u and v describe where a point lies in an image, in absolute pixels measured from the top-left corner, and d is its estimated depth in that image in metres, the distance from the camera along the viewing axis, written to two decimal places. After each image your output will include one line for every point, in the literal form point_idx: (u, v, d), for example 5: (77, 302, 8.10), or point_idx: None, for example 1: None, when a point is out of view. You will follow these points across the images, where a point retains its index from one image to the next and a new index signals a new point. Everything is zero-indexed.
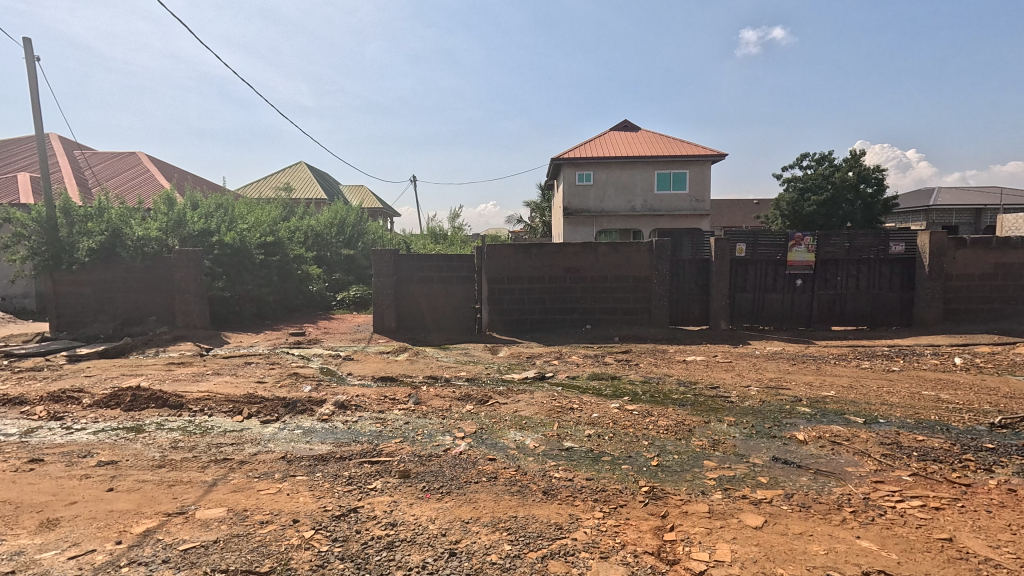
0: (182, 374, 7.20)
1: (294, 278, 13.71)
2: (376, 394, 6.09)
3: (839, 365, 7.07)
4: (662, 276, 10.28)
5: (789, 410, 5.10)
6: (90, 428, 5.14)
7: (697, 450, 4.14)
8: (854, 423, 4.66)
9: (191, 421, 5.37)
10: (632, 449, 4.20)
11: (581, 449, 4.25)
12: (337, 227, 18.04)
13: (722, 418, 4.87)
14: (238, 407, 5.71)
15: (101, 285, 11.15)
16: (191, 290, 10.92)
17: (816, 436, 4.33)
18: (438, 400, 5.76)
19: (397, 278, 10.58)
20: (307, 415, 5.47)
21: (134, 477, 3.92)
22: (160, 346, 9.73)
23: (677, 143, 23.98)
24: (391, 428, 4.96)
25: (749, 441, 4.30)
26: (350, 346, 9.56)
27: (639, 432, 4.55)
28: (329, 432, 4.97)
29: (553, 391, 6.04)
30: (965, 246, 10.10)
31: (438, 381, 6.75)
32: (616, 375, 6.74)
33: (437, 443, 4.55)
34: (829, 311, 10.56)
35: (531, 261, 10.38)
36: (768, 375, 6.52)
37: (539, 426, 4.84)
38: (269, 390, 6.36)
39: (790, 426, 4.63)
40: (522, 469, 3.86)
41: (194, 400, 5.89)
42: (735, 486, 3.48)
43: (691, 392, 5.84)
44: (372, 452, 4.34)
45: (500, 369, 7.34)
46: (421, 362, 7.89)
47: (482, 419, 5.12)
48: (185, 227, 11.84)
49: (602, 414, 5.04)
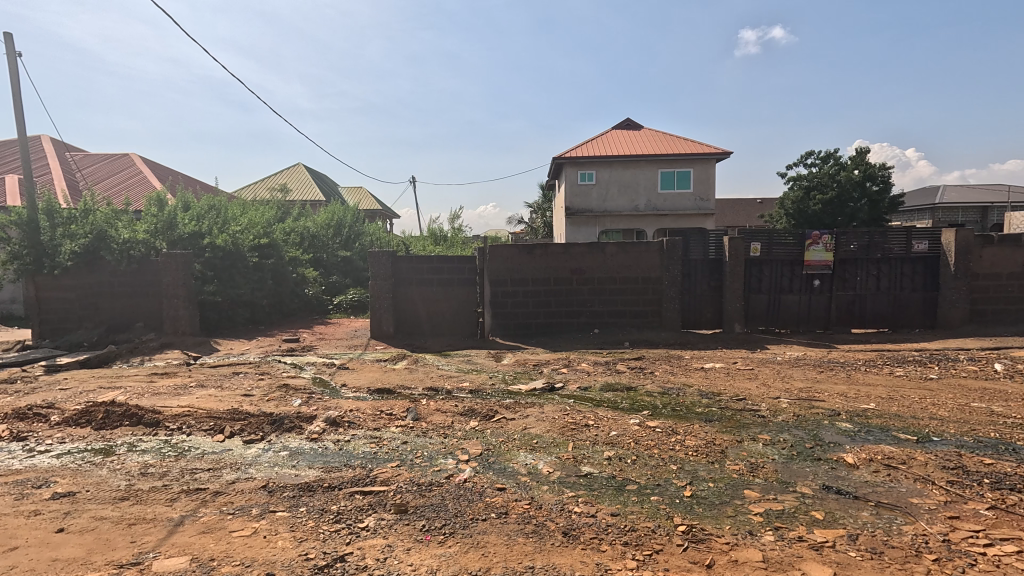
0: (164, 386, 6.68)
1: (289, 281, 13.18)
2: (371, 408, 5.58)
3: (871, 373, 6.54)
4: (673, 277, 9.77)
5: (828, 426, 4.59)
6: (55, 451, 4.65)
7: (734, 476, 3.64)
8: (905, 442, 4.17)
9: (167, 441, 4.88)
10: (659, 476, 3.69)
11: (602, 476, 3.74)
12: (335, 228, 17.54)
13: (756, 436, 4.37)
14: (220, 425, 5.21)
15: (86, 290, 10.65)
16: (179, 296, 10.40)
17: (867, 459, 3.84)
18: (439, 416, 5.25)
19: (395, 281, 10.07)
20: (296, 433, 4.98)
21: (91, 514, 3.42)
22: (146, 354, 9.23)
23: (681, 142, 23.47)
24: (387, 450, 4.46)
25: (791, 465, 3.81)
26: (346, 354, 9.03)
27: (665, 455, 4.04)
28: (317, 454, 4.47)
29: (564, 404, 5.52)
30: (992, 244, 9.63)
31: (438, 394, 6.23)
32: (631, 386, 6.20)
33: (438, 468, 4.05)
34: (849, 313, 10.05)
35: (536, 262, 9.88)
36: (797, 385, 5.99)
37: (552, 447, 4.33)
38: (255, 404, 5.84)
39: (835, 446, 4.13)
40: (537, 503, 3.36)
41: (172, 416, 5.38)
42: (787, 525, 2.97)
43: (715, 405, 5.32)
44: (365, 480, 3.84)
45: (505, 379, 6.80)
46: (420, 372, 7.38)
47: (488, 438, 4.61)
48: (174, 229, 11.37)
49: (621, 432, 4.54)
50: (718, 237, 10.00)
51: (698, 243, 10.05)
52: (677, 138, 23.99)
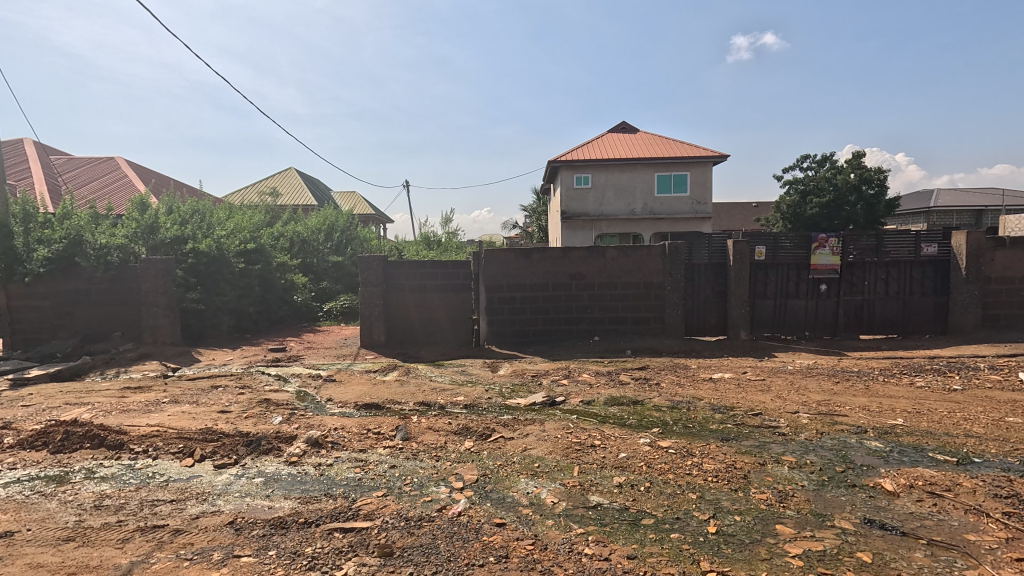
0: (134, 402, 6.19)
1: (277, 288, 12.69)
2: (357, 427, 5.12)
3: (891, 384, 6.17)
4: (675, 282, 9.41)
5: (858, 446, 4.19)
6: (2, 479, 4.19)
7: (761, 507, 3.23)
8: (944, 465, 3.78)
9: (130, 467, 4.43)
10: (677, 508, 3.28)
11: (613, 507, 3.32)
12: (325, 233, 17.03)
13: (779, 458, 3.97)
14: (190, 446, 4.75)
15: (62, 298, 10.16)
16: (159, 304, 9.93)
17: (907, 485, 3.44)
18: (431, 435, 4.82)
19: (385, 287, 9.63)
20: (273, 456, 4.53)
21: (27, 560, 2.97)
22: (122, 366, 8.74)
23: (678, 145, 23.17)
24: (373, 476, 4.03)
25: (822, 493, 3.41)
26: (334, 365, 8.56)
27: (682, 481, 3.63)
28: (295, 481, 4.03)
29: (566, 422, 5.08)
30: (1004, 247, 9.35)
31: (430, 409, 5.78)
32: (637, 400, 5.77)
33: (428, 498, 3.62)
34: (857, 318, 9.71)
35: (534, 267, 9.47)
36: (815, 398, 5.59)
37: (555, 472, 3.91)
38: (231, 422, 5.37)
39: (869, 469, 3.73)
40: (541, 543, 2.94)
41: (138, 437, 4.92)
42: (833, 571, 2.58)
43: (730, 422, 4.91)
44: (346, 513, 3.40)
45: (502, 393, 6.35)
46: (411, 384, 6.91)
47: (485, 461, 4.19)
48: (156, 235, 10.82)
49: (631, 454, 4.12)
50: (722, 241, 9.63)
51: (702, 246, 9.68)
52: (674, 141, 23.70)
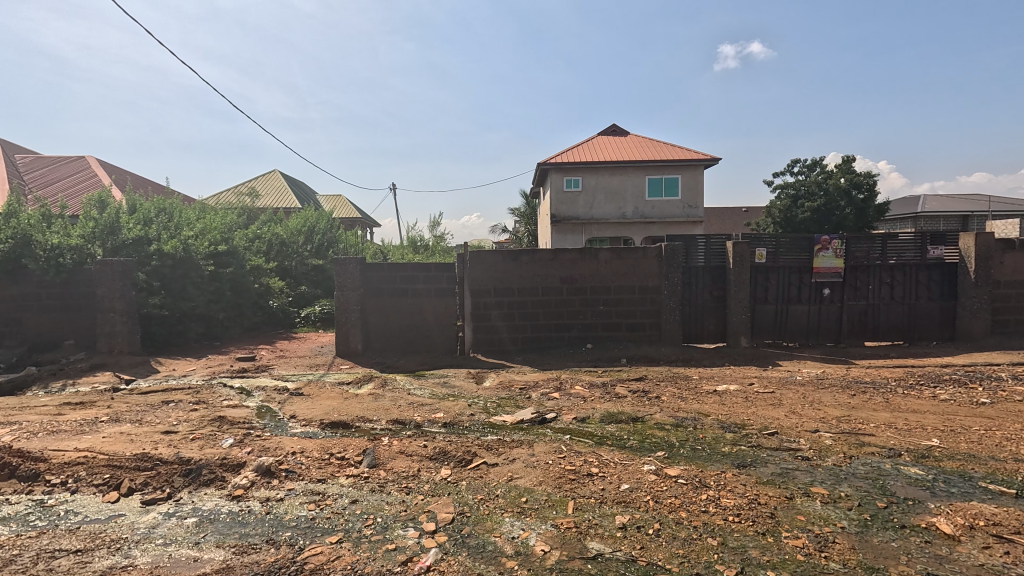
0: (67, 421, 5.44)
1: (250, 292, 11.94)
2: (318, 451, 4.44)
3: (912, 397, 5.62)
4: (672, 286, 8.85)
5: (895, 474, 3.61)
6: None
7: (799, 559, 2.63)
8: (1000, 498, 3.23)
9: (41, 503, 3.72)
10: (696, 559, 2.67)
11: (617, 559, 2.71)
12: (306, 235, 16.28)
13: (808, 490, 3.38)
14: (118, 476, 4.05)
15: (9, 303, 9.36)
16: (116, 309, 9.10)
17: (967, 526, 2.87)
18: (402, 461, 4.17)
19: (363, 292, 8.97)
20: (214, 489, 3.85)
21: None
22: (70, 377, 7.97)
23: (670, 147, 22.74)
24: (329, 515, 3.37)
25: (868, 538, 2.82)
26: (304, 376, 7.87)
27: (698, 521, 3.02)
28: (233, 523, 3.35)
29: (559, 443, 4.45)
30: (1013, 249, 8.93)
31: (405, 428, 5.14)
32: (637, 416, 5.18)
33: (391, 546, 2.96)
34: (861, 325, 9.24)
35: (522, 269, 8.87)
36: (834, 414, 5.03)
37: (546, 510, 3.27)
38: (173, 446, 4.66)
39: (915, 505, 3.16)
40: None
41: (60, 465, 4.21)
42: None
43: (744, 442, 4.34)
44: (288, 569, 2.74)
45: (487, 408, 5.71)
46: (387, 398, 6.25)
47: (463, 495, 3.55)
48: (117, 235, 10.07)
49: (635, 486, 3.50)
50: (721, 243, 9.12)
51: (699, 248, 9.16)
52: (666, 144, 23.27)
